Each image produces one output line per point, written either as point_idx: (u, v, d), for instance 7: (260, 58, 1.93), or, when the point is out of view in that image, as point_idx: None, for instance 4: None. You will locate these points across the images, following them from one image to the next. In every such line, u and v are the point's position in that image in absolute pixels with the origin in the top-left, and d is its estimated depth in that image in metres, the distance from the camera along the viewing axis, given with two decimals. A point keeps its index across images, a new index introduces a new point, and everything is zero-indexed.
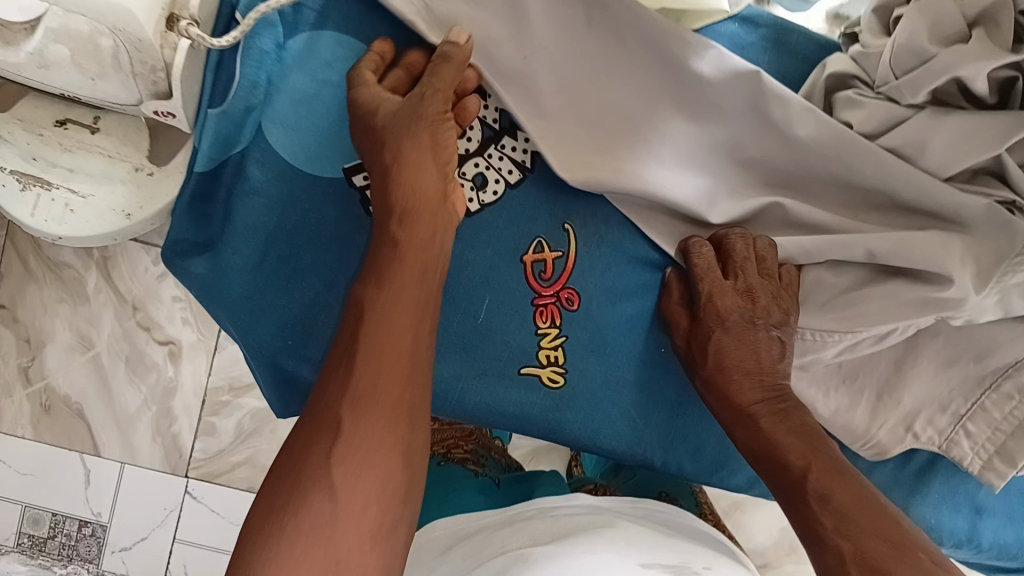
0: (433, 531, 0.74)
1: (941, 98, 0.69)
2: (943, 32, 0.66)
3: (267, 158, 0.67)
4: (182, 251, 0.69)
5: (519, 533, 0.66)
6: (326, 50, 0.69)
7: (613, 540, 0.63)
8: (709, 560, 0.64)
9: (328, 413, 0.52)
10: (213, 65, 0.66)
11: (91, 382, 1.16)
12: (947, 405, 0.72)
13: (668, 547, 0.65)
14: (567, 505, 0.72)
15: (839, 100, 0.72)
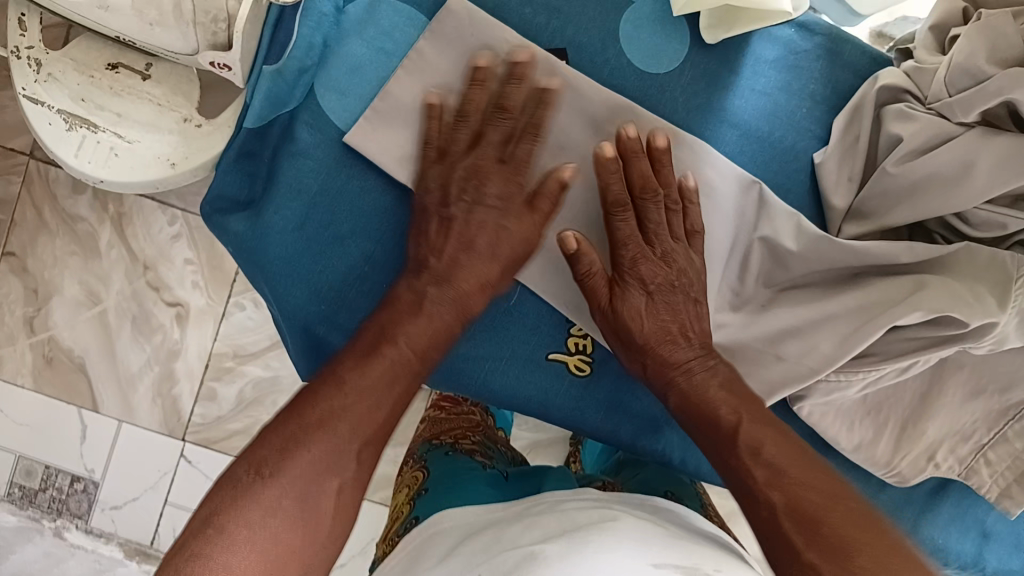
0: (442, 520, 0.73)
1: (991, 121, 0.69)
2: (1000, 54, 0.66)
3: (317, 122, 0.67)
4: (223, 207, 0.69)
5: (530, 528, 0.65)
6: (385, 19, 0.68)
7: (622, 537, 0.62)
8: (720, 560, 0.63)
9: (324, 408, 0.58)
10: (272, 22, 0.67)
11: (95, 338, 1.15)
12: (968, 436, 0.74)
13: (679, 547, 0.64)
14: (578, 498, 0.72)
15: (889, 112, 0.71)
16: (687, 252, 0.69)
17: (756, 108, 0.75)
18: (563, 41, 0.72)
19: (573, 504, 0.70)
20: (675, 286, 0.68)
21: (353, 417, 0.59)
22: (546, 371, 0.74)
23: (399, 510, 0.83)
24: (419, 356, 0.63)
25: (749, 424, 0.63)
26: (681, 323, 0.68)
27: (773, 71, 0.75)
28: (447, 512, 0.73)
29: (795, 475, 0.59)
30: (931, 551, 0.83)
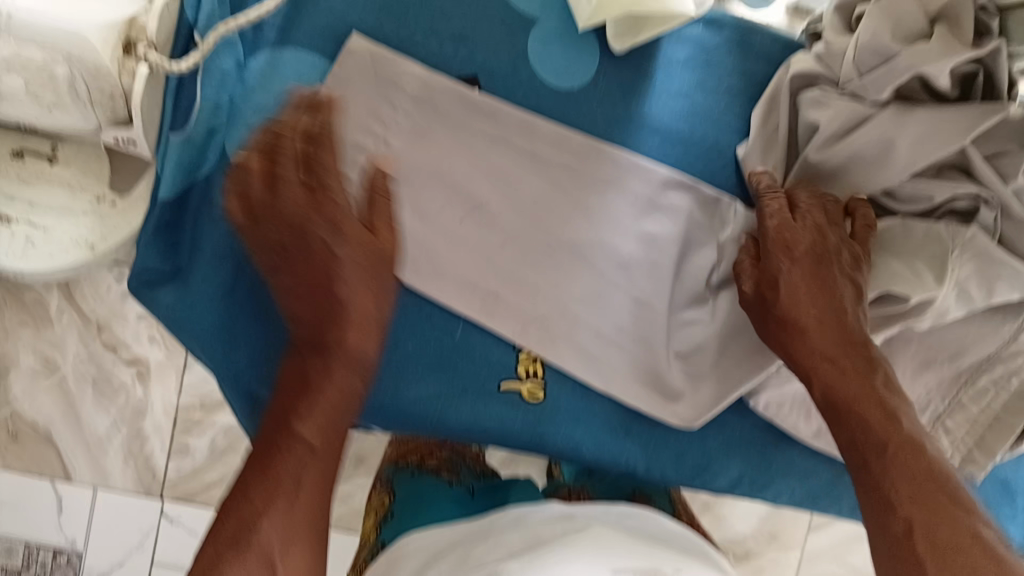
0: (404, 547, 0.72)
1: (905, 96, 0.69)
2: (905, 31, 0.66)
3: (233, 184, 0.66)
4: (150, 280, 0.67)
5: (494, 547, 0.66)
6: (289, 70, 0.67)
7: (579, 547, 0.64)
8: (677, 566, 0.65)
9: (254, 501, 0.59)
10: (172, 89, 0.66)
11: (57, 406, 1.13)
12: (926, 407, 0.72)
13: (641, 554, 0.65)
14: (544, 512, 0.71)
15: (804, 100, 0.71)
16: (811, 226, 0.66)
17: (675, 110, 0.75)
18: (475, 67, 0.71)
19: (537, 517, 0.71)
20: (791, 248, 0.66)
21: (282, 502, 0.60)
22: (500, 400, 0.73)
23: (368, 536, 0.83)
24: (328, 430, 0.63)
25: (903, 431, 0.58)
26: (819, 315, 0.64)
27: (688, 71, 0.75)
28: (409, 536, 0.73)
29: (938, 516, 0.53)
30: None
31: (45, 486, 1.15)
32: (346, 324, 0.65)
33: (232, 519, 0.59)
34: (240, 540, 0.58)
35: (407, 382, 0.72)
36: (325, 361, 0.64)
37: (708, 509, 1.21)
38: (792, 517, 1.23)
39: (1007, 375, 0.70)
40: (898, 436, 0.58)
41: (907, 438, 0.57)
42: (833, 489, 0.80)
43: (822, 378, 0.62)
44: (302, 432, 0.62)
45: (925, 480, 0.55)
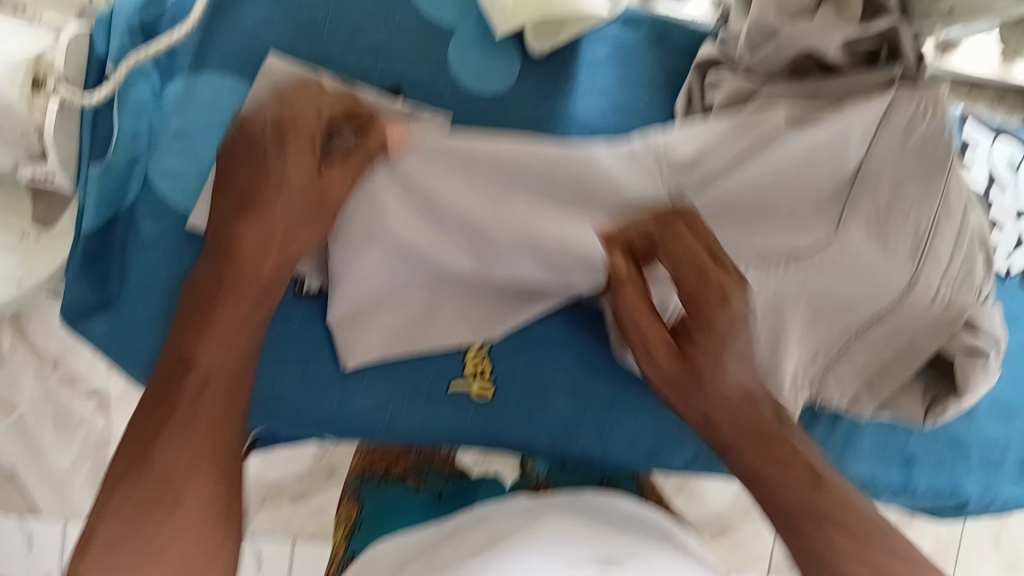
0: (374, 552, 0.73)
1: (799, 70, 0.70)
2: (790, 6, 0.64)
3: (157, 210, 0.66)
4: (81, 312, 0.67)
5: (461, 543, 0.67)
6: (207, 93, 0.66)
7: (536, 545, 0.63)
8: (640, 544, 0.66)
9: (164, 438, 0.52)
10: (88, 121, 0.65)
11: (18, 446, 1.12)
12: (817, 356, 0.74)
13: (602, 537, 0.66)
14: (505, 508, 0.72)
15: (706, 81, 0.72)
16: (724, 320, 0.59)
17: (599, 105, 0.75)
18: (392, 77, 0.71)
19: (501, 512, 0.71)
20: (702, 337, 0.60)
21: (140, 444, 0.52)
22: (449, 402, 0.74)
23: (339, 548, 0.84)
24: (234, 354, 0.56)
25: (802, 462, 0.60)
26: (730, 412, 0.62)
27: (607, 68, 0.76)
28: (378, 543, 0.73)
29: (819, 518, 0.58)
30: (859, 485, 0.86)
31: (14, 526, 1.14)
32: (263, 249, 0.57)
33: (127, 484, 0.51)
34: (147, 471, 0.51)
35: (354, 391, 0.73)
36: (227, 304, 0.56)
37: (682, 489, 1.22)
38: None
39: (901, 327, 0.71)
40: (821, 508, 0.58)
41: (825, 515, 0.58)
42: None
43: (713, 412, 0.62)
44: (196, 376, 0.54)
45: (809, 508, 0.58)
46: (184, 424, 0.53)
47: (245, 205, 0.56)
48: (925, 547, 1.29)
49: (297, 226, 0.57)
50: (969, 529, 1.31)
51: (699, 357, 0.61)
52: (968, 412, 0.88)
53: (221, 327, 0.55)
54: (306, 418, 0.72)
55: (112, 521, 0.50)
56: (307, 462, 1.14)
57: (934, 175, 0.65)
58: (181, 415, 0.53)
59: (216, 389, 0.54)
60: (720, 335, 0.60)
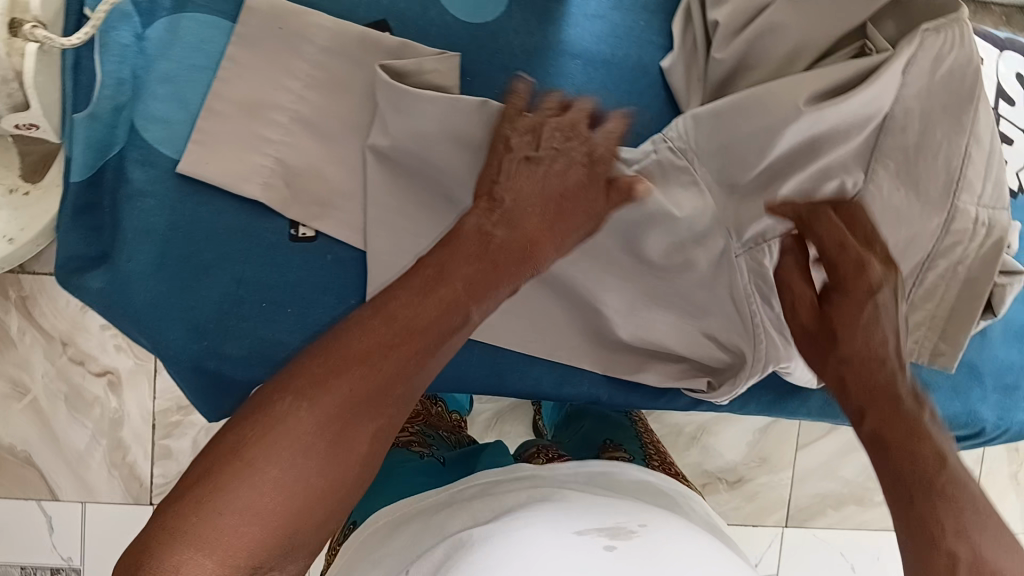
0: (376, 521, 0.72)
1: None
2: None
3: (148, 158, 0.64)
4: (78, 267, 0.65)
5: (461, 513, 0.65)
6: (189, 34, 0.65)
7: (542, 511, 0.62)
8: (646, 515, 0.64)
9: (232, 461, 0.44)
10: (70, 67, 0.63)
11: (32, 428, 1.11)
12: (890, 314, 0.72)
13: (605, 507, 0.65)
14: (509, 480, 0.71)
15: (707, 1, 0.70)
16: (857, 304, 0.61)
17: (593, 32, 0.73)
18: (382, 10, 0.70)
19: (504, 485, 0.70)
20: (838, 329, 0.61)
21: (324, 447, 0.45)
22: (451, 347, 0.73)
23: (342, 517, 0.83)
24: (337, 443, 0.46)
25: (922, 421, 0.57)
26: (862, 356, 0.60)
27: None
28: (380, 511, 0.72)
29: (908, 455, 0.55)
30: None
31: (33, 509, 1.13)
32: (395, 305, 0.50)
33: (220, 449, 0.45)
34: (209, 478, 0.43)
35: None
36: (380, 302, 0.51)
37: (696, 442, 1.21)
38: (781, 437, 1.23)
39: (953, 266, 0.70)
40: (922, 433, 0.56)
41: (925, 434, 0.55)
42: (798, 392, 0.81)
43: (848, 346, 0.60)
44: (375, 369, 0.48)
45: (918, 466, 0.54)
46: (292, 437, 0.45)
47: (437, 275, 0.52)
48: None
49: (413, 296, 0.51)
50: (989, 471, 1.29)
51: (835, 318, 0.61)
52: (983, 335, 0.87)
53: (330, 382, 0.47)
54: None
55: (159, 531, 0.42)
56: None
57: (963, 104, 0.66)
58: (261, 434, 0.45)
59: (279, 435, 0.45)
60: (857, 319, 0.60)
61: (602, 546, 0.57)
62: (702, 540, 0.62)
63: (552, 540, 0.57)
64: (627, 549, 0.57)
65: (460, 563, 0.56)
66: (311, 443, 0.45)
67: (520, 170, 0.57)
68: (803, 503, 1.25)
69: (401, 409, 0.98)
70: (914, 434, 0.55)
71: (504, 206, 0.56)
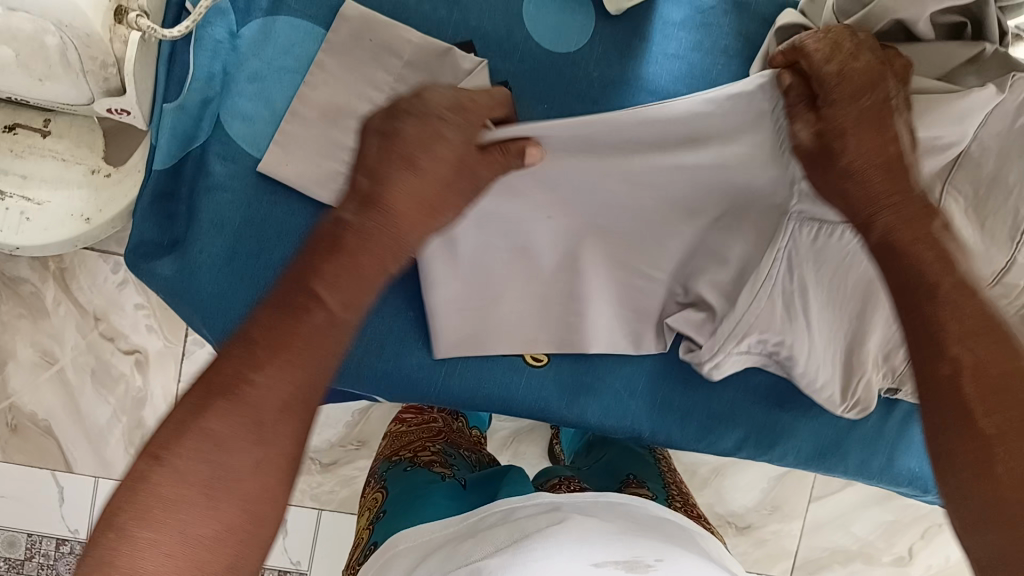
0: (396, 546, 0.73)
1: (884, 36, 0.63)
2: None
3: (228, 152, 0.66)
4: (148, 251, 0.66)
5: (482, 539, 0.67)
6: (282, 37, 0.66)
7: (560, 540, 0.64)
8: (660, 548, 0.66)
9: (194, 442, 0.45)
10: (164, 58, 0.65)
11: (57, 398, 1.12)
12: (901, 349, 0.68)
13: (621, 538, 0.67)
14: (528, 504, 0.72)
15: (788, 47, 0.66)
16: (875, 132, 0.52)
17: (672, 71, 0.74)
18: (467, 31, 0.71)
19: (525, 510, 0.71)
20: (883, 168, 0.53)
21: (224, 473, 0.45)
22: (502, 365, 0.74)
23: (362, 536, 0.83)
24: (287, 410, 0.47)
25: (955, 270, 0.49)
26: (887, 160, 0.53)
27: (682, 32, 0.74)
28: (402, 536, 0.73)
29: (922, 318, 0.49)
30: (909, 480, 0.83)
31: (46, 478, 1.14)
32: (288, 343, 0.48)
33: (189, 433, 0.45)
34: (138, 487, 0.43)
35: (408, 350, 0.72)
36: (247, 361, 0.47)
37: (709, 483, 1.21)
38: (795, 488, 1.23)
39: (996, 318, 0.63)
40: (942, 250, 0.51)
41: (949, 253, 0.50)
42: (841, 447, 0.80)
43: (890, 215, 0.53)
44: (249, 399, 0.46)
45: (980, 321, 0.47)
46: (251, 410, 0.46)
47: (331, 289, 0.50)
48: (955, 557, 1.26)
49: (339, 270, 0.51)
50: None
51: (841, 121, 0.52)
52: None
53: (275, 361, 0.47)
54: (361, 375, 0.72)
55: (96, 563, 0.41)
56: (340, 431, 1.13)
57: None
58: (231, 418, 0.46)
59: (229, 409, 0.46)
60: (884, 126, 0.52)
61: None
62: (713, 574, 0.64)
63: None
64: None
65: None
66: (198, 494, 0.44)
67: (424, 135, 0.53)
68: (810, 555, 1.24)
69: (423, 430, 0.99)
70: (962, 284, 0.48)
71: (445, 153, 0.54)
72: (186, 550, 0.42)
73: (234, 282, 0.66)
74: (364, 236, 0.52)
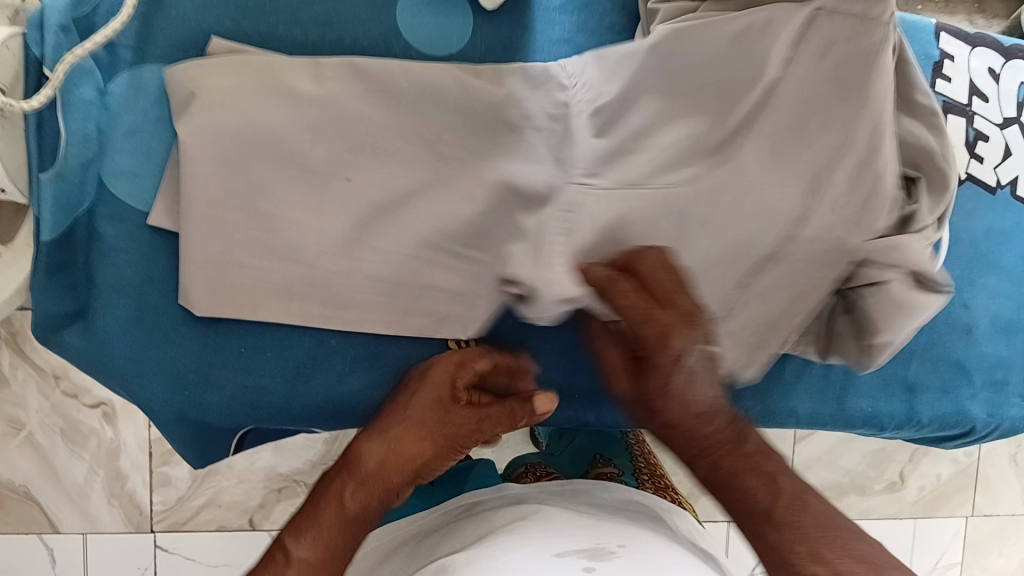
0: (365, 550, 0.72)
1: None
2: None
3: (116, 212, 0.64)
4: (52, 325, 0.65)
5: (447, 538, 0.65)
6: (152, 85, 0.65)
7: (526, 535, 0.61)
8: (628, 535, 0.62)
9: (297, 543, 0.54)
10: (32, 129, 0.62)
11: (32, 463, 1.11)
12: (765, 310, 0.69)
13: (589, 527, 0.63)
14: (495, 496, 0.73)
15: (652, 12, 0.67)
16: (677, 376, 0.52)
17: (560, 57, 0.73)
18: (344, 50, 0.68)
19: (489, 506, 0.70)
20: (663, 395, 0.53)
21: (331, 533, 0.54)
22: None
23: None
24: (373, 492, 0.55)
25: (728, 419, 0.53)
26: (681, 418, 0.52)
27: (565, 17, 0.73)
28: (370, 538, 0.72)
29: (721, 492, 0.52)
30: (864, 421, 0.84)
31: (35, 542, 1.13)
32: (376, 464, 0.56)
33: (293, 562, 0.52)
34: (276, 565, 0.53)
35: (334, 375, 0.69)
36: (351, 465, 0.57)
37: None
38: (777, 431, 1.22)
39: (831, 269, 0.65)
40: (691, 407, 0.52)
41: (773, 472, 0.51)
42: (789, 401, 0.82)
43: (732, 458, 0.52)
44: (344, 509, 0.55)
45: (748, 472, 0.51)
46: (339, 525, 0.54)
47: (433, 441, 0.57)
48: (946, 474, 1.28)
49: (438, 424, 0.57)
50: (988, 455, 1.30)
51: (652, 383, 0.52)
52: (970, 331, 0.87)
53: (370, 478, 0.56)
54: (287, 411, 0.68)
55: None
56: (317, 451, 1.13)
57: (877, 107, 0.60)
58: (336, 543, 0.54)
59: (328, 518, 0.55)
60: (678, 396, 0.52)
61: (579, 568, 0.55)
62: (684, 558, 0.60)
63: (529, 566, 0.56)
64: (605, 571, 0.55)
65: None
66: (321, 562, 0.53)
67: (433, 387, 0.58)
68: None
69: None
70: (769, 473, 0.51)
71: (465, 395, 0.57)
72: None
73: (145, 345, 0.65)
74: (418, 416, 0.57)
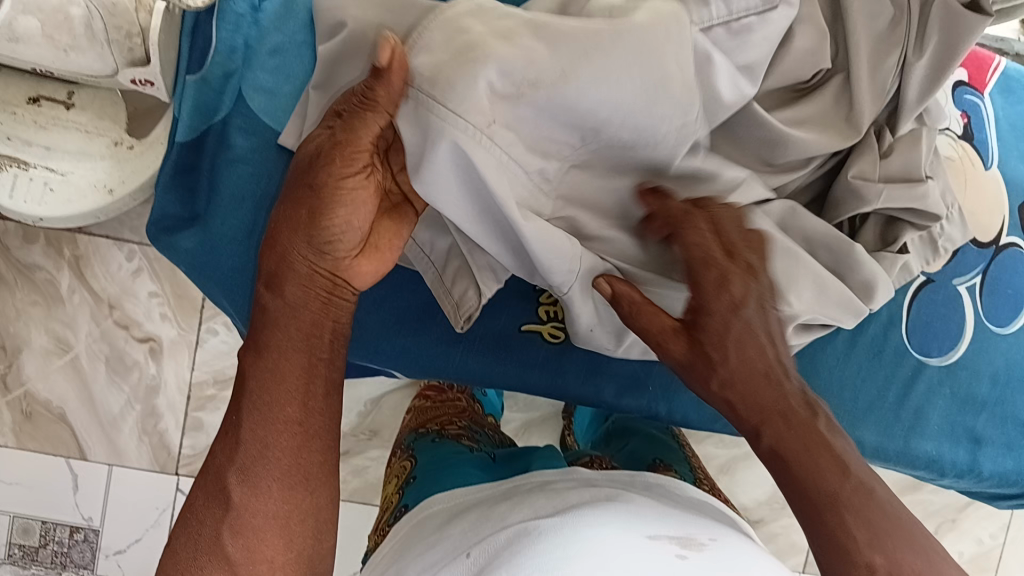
0: (428, 510, 0.72)
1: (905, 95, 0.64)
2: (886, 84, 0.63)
3: (250, 126, 0.66)
4: (167, 227, 0.67)
5: (519, 505, 0.65)
6: (303, 8, 0.67)
7: (611, 514, 0.61)
8: (717, 530, 0.63)
9: (252, 415, 0.56)
10: (188, 29, 0.65)
11: (71, 387, 1.08)
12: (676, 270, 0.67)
13: (672, 518, 0.63)
14: (565, 478, 0.71)
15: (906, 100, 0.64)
16: None
17: None
18: None
19: (561, 484, 0.70)
20: None
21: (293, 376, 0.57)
22: (522, 342, 0.75)
23: (389, 501, 0.82)
24: (292, 301, 0.58)
25: None
26: None
27: None
28: (437, 496, 0.73)
29: None
30: (926, 464, 0.82)
31: (59, 466, 1.10)
32: (286, 281, 0.58)
33: (250, 432, 0.55)
34: (227, 436, 0.57)
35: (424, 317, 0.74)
36: (256, 354, 0.58)
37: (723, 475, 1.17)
38: None
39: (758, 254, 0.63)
40: None
41: None
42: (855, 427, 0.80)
43: None
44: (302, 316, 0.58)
45: None
46: (290, 333, 0.58)
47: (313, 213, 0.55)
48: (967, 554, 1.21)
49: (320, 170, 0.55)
50: None
51: None
52: None
53: (287, 284, 0.58)
54: None
55: (211, 474, 0.56)
56: (350, 421, 1.10)
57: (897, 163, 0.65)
58: (261, 388, 0.56)
59: (268, 354, 0.57)
60: None
61: (674, 555, 0.56)
62: (769, 561, 0.60)
63: (622, 544, 0.56)
64: (700, 560, 0.55)
65: (531, 549, 0.56)
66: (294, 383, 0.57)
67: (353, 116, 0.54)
68: None
69: (451, 402, 0.99)
70: None
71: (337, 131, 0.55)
72: (269, 435, 0.56)
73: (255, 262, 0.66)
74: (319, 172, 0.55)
